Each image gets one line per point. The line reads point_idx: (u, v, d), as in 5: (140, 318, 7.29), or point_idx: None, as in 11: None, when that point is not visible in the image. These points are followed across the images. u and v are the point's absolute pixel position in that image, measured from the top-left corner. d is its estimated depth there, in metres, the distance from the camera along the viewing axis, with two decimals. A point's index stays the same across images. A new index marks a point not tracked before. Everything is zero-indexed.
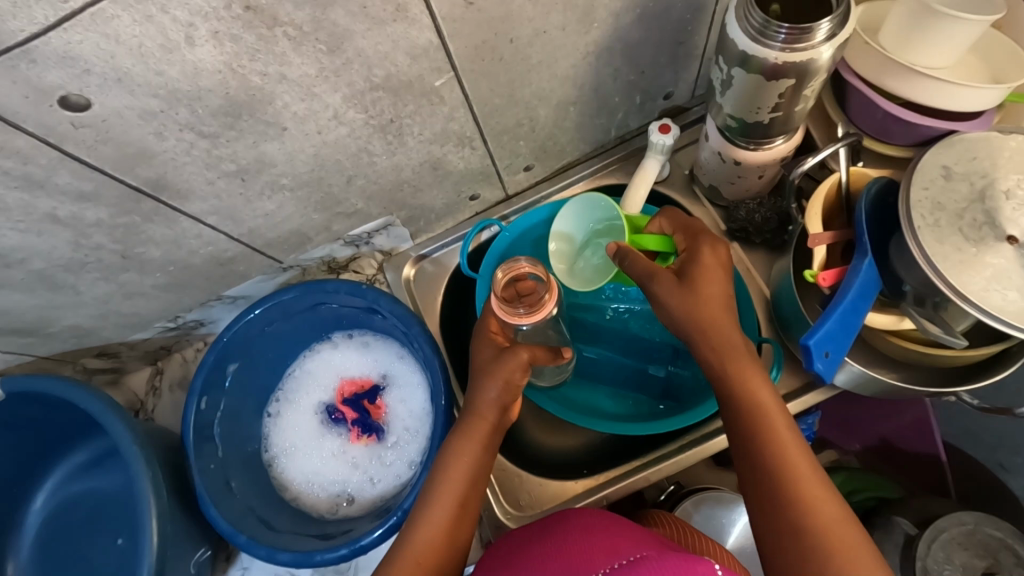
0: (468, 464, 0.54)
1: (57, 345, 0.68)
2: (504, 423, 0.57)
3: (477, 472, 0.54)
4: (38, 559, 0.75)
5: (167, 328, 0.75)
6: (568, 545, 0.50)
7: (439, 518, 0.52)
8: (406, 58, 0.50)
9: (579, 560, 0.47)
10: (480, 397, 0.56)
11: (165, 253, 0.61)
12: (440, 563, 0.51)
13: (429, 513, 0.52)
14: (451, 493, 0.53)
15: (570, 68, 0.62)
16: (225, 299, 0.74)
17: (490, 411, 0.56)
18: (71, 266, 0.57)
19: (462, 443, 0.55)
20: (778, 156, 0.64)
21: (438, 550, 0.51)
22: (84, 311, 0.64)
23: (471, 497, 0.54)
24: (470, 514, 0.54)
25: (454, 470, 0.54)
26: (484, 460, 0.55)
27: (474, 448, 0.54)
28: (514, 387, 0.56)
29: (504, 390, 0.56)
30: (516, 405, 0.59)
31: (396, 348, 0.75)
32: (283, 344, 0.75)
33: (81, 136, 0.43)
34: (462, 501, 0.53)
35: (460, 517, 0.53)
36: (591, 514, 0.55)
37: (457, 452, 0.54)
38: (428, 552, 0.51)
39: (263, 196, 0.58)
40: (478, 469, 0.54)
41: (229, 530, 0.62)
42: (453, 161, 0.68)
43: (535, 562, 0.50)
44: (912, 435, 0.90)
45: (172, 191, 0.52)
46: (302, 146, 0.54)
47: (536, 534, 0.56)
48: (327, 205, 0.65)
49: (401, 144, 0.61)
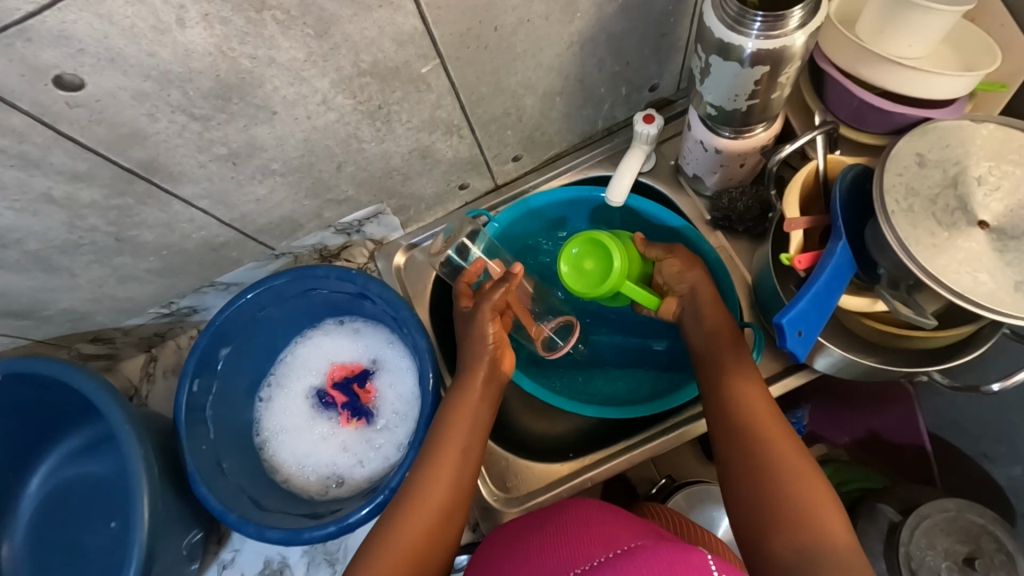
0: (471, 413, 0.60)
1: (53, 328, 0.70)
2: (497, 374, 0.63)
3: (477, 420, 0.60)
4: (31, 543, 0.76)
5: (161, 313, 0.76)
6: (569, 537, 0.51)
7: (445, 469, 0.57)
8: (392, 43, 0.51)
9: (573, 552, 0.49)
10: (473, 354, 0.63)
11: (159, 237, 0.62)
12: (449, 510, 0.55)
13: (438, 462, 0.57)
14: (455, 440, 0.58)
15: (554, 58, 0.64)
16: (218, 285, 0.76)
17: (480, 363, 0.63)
18: (66, 248, 0.58)
19: (464, 396, 0.61)
20: (758, 144, 0.66)
21: (446, 492, 0.56)
22: (78, 294, 0.65)
23: (473, 442, 0.59)
24: (473, 458, 0.58)
25: (457, 422, 0.59)
26: (484, 410, 0.61)
27: (473, 397, 0.61)
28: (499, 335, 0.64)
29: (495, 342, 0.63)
30: (510, 357, 0.65)
31: (385, 334, 0.76)
32: (277, 329, 0.76)
33: (75, 115, 0.45)
34: (465, 446, 0.58)
35: (465, 464, 0.58)
36: (592, 506, 0.56)
37: (457, 405, 0.60)
38: (435, 497, 0.55)
39: (254, 180, 0.60)
40: (478, 420, 0.60)
41: (220, 508, 0.63)
42: (441, 149, 0.70)
43: (532, 553, 0.52)
44: (898, 425, 0.92)
45: (165, 173, 0.54)
46: (292, 131, 0.56)
47: (533, 524, 0.57)
48: (318, 191, 0.66)
49: (389, 130, 0.62)
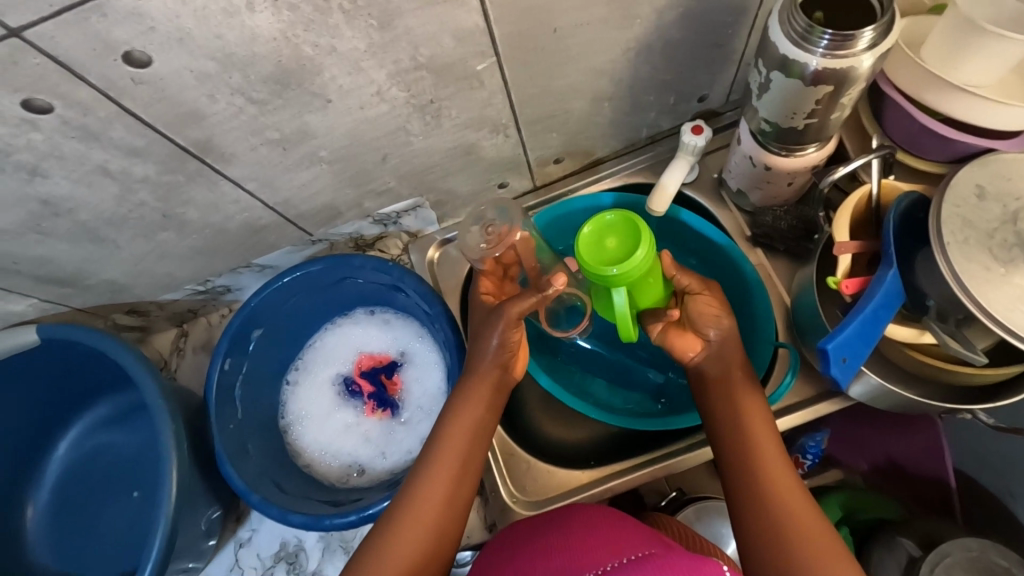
0: (471, 424, 0.59)
1: (92, 298, 0.71)
2: (504, 380, 0.61)
3: (476, 432, 0.58)
4: (55, 507, 0.78)
5: (196, 291, 0.78)
6: (575, 538, 0.51)
7: (440, 482, 0.56)
8: (451, 40, 0.51)
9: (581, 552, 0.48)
10: (480, 358, 0.61)
11: (203, 216, 0.63)
12: (443, 524, 0.55)
13: (433, 474, 0.56)
14: (456, 451, 0.57)
15: (607, 63, 0.63)
16: (253, 267, 0.77)
17: (490, 371, 0.60)
18: (114, 221, 0.58)
19: (467, 408, 0.59)
20: (809, 163, 0.65)
21: (439, 505, 0.55)
22: (120, 267, 0.66)
23: (472, 456, 0.58)
24: (471, 477, 0.57)
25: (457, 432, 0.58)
26: (486, 420, 0.60)
27: (480, 403, 0.59)
28: (512, 341, 0.60)
29: (501, 348, 0.60)
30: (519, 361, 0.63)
31: (415, 328, 0.76)
32: (309, 315, 0.76)
33: (138, 92, 0.45)
34: (465, 461, 0.57)
35: (463, 477, 0.57)
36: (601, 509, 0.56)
37: (465, 409, 0.59)
38: (432, 510, 0.54)
39: (301, 166, 0.60)
40: (480, 428, 0.59)
41: (244, 488, 0.63)
42: (485, 147, 0.70)
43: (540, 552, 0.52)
44: (922, 456, 0.88)
45: (217, 154, 0.54)
46: (343, 120, 0.56)
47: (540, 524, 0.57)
48: (360, 180, 0.67)
49: (438, 125, 0.62)
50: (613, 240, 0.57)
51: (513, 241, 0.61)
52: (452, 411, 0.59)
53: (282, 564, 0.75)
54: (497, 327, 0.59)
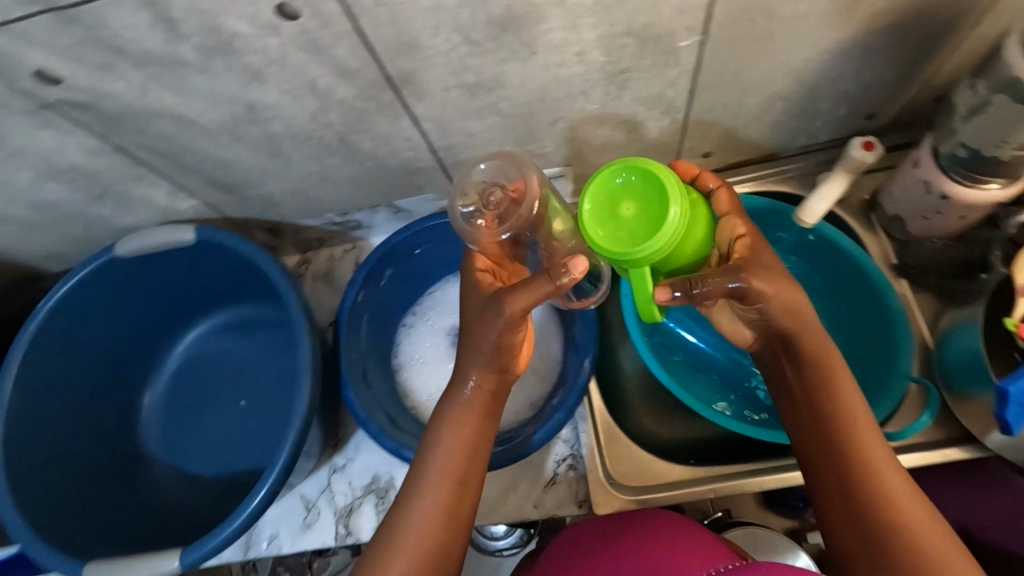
0: (467, 437, 0.54)
1: (244, 209, 0.74)
2: (504, 386, 0.56)
3: (473, 449, 0.54)
4: (168, 400, 0.82)
5: (333, 221, 0.80)
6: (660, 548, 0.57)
7: (431, 508, 0.52)
8: (671, 11, 0.51)
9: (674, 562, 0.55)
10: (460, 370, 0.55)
11: (373, 148, 0.64)
12: (445, 538, 0.52)
13: (431, 487, 0.53)
14: (451, 469, 0.53)
15: (800, 61, 0.61)
16: (391, 208, 0.78)
17: (489, 378, 0.55)
18: (297, 137, 0.60)
19: (461, 420, 0.55)
20: (991, 201, 0.61)
21: (439, 527, 0.52)
22: (281, 184, 0.69)
23: (471, 474, 0.54)
24: (472, 490, 0.54)
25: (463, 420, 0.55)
26: (482, 436, 0.55)
27: (471, 419, 0.55)
28: (512, 341, 0.53)
29: (500, 346, 0.53)
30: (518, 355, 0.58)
31: (538, 295, 0.77)
32: (437, 264, 0.78)
33: (376, 14, 0.46)
34: (462, 478, 0.53)
35: (461, 492, 0.53)
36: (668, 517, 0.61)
37: (450, 426, 0.55)
38: (432, 531, 0.51)
39: (479, 115, 0.61)
40: (476, 441, 0.55)
41: (365, 417, 0.65)
42: (648, 127, 0.69)
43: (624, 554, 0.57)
44: (1004, 528, 0.66)
45: (412, 89, 0.55)
46: (537, 75, 0.56)
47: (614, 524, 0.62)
48: (522, 139, 0.67)
49: (617, 96, 0.62)
50: (630, 206, 0.49)
51: (526, 213, 0.51)
52: (442, 424, 0.55)
53: (371, 496, 0.76)
54: (494, 327, 0.51)
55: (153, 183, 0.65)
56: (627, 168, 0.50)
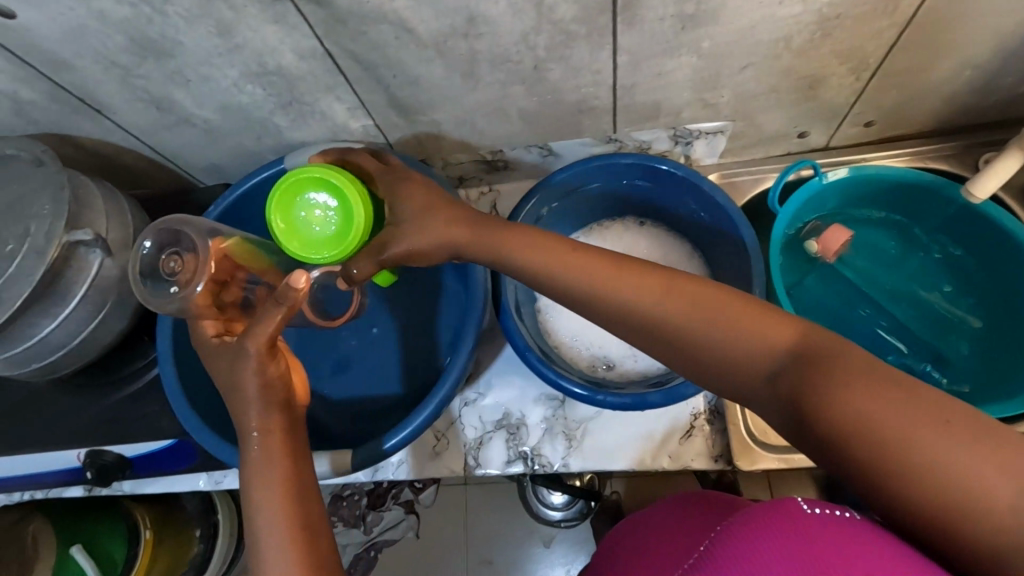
0: (287, 470, 0.50)
1: (408, 135, 0.75)
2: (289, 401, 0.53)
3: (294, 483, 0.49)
4: None
5: (482, 159, 0.80)
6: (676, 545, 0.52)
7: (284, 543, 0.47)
8: None
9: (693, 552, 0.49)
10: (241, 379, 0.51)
11: (560, 79, 0.64)
12: None
13: (274, 518, 0.47)
14: (281, 492, 0.49)
15: (1012, 25, 0.60)
16: (544, 149, 0.78)
17: (256, 401, 0.51)
18: (497, 58, 0.60)
19: (278, 464, 0.50)
20: None
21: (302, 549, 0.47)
22: (456, 110, 0.69)
23: (308, 513, 0.49)
24: (316, 524, 0.48)
25: (270, 437, 0.51)
26: (294, 468, 0.50)
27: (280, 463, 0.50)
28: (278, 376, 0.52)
29: (269, 387, 0.52)
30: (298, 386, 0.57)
31: (688, 248, 0.78)
32: (588, 209, 0.79)
33: None
34: (304, 521, 0.48)
35: (311, 539, 0.47)
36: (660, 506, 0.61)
37: (270, 465, 0.50)
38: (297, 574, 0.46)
39: (676, 52, 0.61)
40: (298, 478, 0.50)
41: (524, 345, 0.66)
42: (828, 86, 0.68)
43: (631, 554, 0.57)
44: None
45: (629, 15, 0.55)
46: (753, 12, 0.56)
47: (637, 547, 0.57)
48: (702, 86, 0.67)
49: (816, 46, 0.61)
50: (318, 211, 0.58)
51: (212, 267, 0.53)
52: (256, 447, 0.51)
53: (502, 432, 0.77)
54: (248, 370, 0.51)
55: (339, 96, 0.66)
56: (280, 215, 0.57)
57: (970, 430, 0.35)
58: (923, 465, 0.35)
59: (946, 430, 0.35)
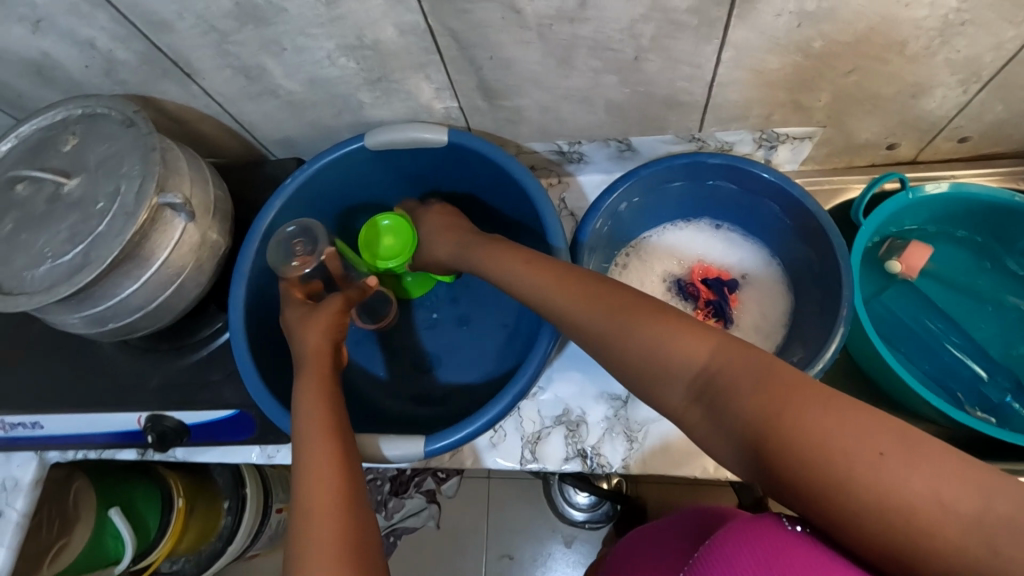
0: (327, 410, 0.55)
1: (488, 120, 0.74)
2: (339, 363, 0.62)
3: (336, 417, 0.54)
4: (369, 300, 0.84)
5: (557, 150, 0.79)
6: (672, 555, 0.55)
7: (322, 474, 0.48)
8: None
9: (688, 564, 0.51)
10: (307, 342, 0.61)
11: (657, 71, 0.63)
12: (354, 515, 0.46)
13: (312, 448, 0.50)
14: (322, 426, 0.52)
15: None
16: (622, 144, 0.77)
17: (321, 356, 0.60)
18: (598, 45, 0.59)
19: (314, 402, 0.55)
20: None
21: (334, 483, 0.47)
22: (543, 97, 0.68)
23: (346, 439, 0.52)
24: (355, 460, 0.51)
25: (314, 380, 0.58)
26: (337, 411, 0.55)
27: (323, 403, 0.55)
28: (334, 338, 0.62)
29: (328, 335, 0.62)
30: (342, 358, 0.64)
31: (766, 256, 0.77)
32: (665, 208, 0.77)
33: None
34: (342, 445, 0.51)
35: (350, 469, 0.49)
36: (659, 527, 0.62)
37: (312, 402, 0.55)
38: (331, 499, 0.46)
39: (784, 50, 0.59)
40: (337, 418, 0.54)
41: None
42: (932, 97, 0.66)
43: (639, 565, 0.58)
44: None
45: (745, 8, 0.53)
46: (875, 12, 0.54)
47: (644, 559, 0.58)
48: (801, 88, 0.65)
49: (931, 53, 0.59)
50: (389, 238, 0.77)
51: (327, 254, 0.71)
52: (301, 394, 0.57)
53: (561, 428, 0.75)
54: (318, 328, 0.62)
55: (429, 76, 0.65)
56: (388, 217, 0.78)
57: (907, 455, 0.33)
58: (856, 483, 0.33)
59: (883, 464, 0.33)
